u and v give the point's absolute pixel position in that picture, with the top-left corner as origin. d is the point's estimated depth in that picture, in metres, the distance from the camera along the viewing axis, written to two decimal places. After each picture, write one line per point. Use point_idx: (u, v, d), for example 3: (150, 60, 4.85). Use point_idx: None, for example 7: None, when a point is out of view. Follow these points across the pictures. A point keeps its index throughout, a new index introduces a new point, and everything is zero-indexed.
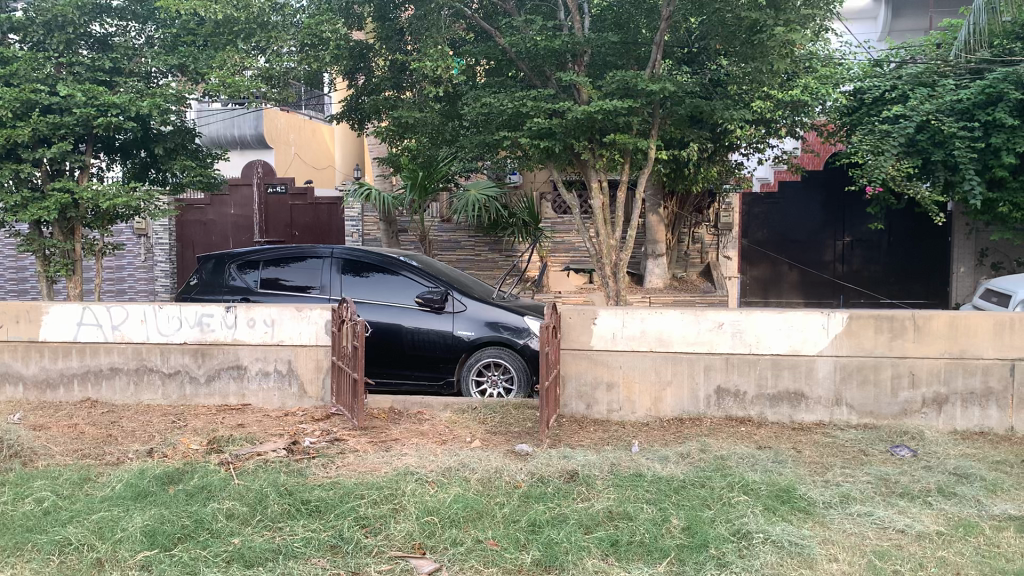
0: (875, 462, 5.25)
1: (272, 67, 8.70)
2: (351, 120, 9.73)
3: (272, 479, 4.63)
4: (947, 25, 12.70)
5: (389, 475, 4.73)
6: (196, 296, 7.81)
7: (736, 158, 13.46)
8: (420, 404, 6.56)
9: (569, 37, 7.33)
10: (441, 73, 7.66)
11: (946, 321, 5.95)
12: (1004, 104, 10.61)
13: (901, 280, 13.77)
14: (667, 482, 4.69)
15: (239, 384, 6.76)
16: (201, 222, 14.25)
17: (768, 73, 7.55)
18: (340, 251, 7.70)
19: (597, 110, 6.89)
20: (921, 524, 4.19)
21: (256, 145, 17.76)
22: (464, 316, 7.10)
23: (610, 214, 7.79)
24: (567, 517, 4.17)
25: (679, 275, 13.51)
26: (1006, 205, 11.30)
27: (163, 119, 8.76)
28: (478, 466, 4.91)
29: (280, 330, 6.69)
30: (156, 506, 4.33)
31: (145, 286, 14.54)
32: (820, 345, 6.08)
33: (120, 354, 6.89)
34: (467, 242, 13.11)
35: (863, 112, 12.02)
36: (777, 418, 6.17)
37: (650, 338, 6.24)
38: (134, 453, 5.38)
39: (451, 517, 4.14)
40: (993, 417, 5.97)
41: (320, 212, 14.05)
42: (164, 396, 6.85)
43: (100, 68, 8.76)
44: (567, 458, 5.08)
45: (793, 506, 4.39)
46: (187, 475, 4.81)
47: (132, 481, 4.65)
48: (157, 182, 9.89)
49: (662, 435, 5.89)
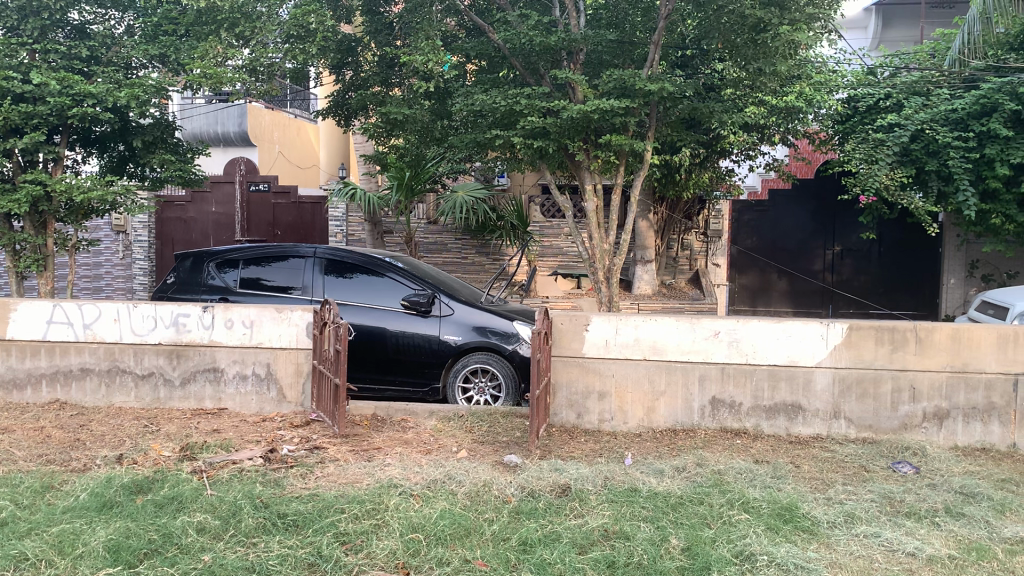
0: (877, 479, 5.06)
1: (257, 58, 8.29)
2: (337, 116, 9.46)
3: (247, 490, 4.38)
4: (940, 34, 12.60)
5: (372, 488, 4.48)
6: (172, 296, 7.54)
7: (726, 164, 13.35)
8: (404, 411, 6.31)
9: (564, 34, 7.10)
10: (431, 67, 7.37)
11: (948, 333, 5.77)
12: (999, 115, 10.52)
13: (891, 291, 13.66)
14: (663, 498, 4.48)
15: (215, 388, 6.48)
16: (182, 220, 13.97)
17: (769, 75, 7.35)
18: (323, 250, 7.45)
19: (594, 109, 6.67)
20: (932, 547, 3.99)
21: (240, 142, 17.46)
22: (451, 321, 6.87)
23: (604, 218, 7.54)
24: (560, 535, 3.95)
25: (667, 282, 13.54)
26: (999, 217, 11.13)
27: (142, 110, 8.46)
28: (465, 478, 4.67)
29: (260, 331, 6.42)
30: (120, 518, 4.06)
31: (123, 283, 14.26)
32: (818, 355, 5.89)
33: (91, 354, 6.60)
34: (454, 244, 12.87)
35: (857, 121, 11.87)
36: (774, 431, 5.97)
37: (644, 346, 6.03)
38: (101, 459, 5.11)
39: (438, 535, 3.90)
40: (995, 433, 5.79)
41: (303, 211, 13.71)
42: (136, 399, 6.57)
43: (77, 56, 8.49)
44: (558, 471, 4.85)
45: (796, 526, 4.19)
46: (156, 484, 4.55)
47: (98, 490, 4.38)
48: (135, 177, 9.60)
49: (656, 447, 5.67)
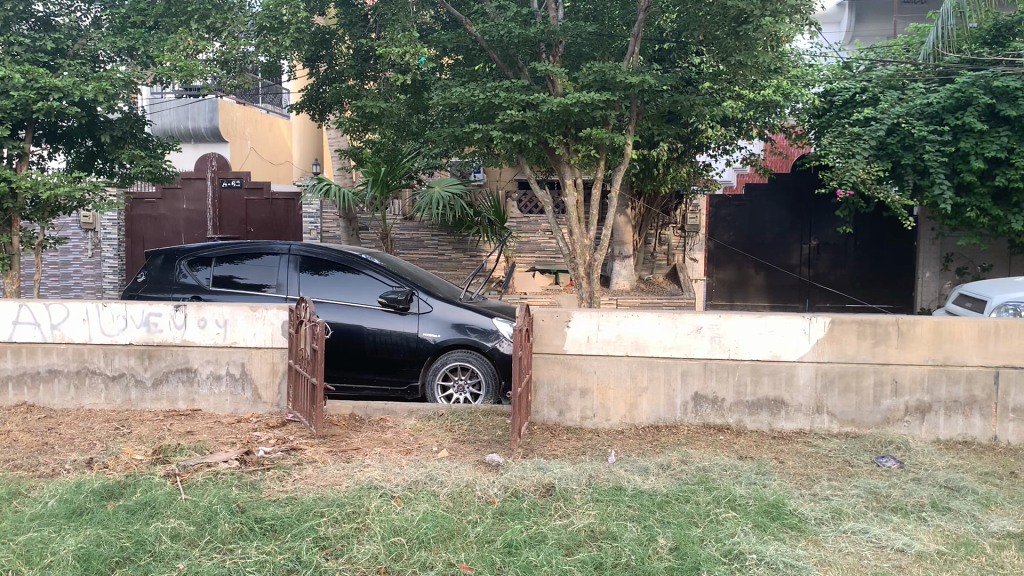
0: (862, 474, 5.03)
1: (228, 51, 8.12)
2: (311, 110, 9.30)
3: (222, 495, 4.25)
4: (915, 29, 12.63)
5: (351, 491, 4.36)
6: (142, 295, 7.36)
7: (703, 158, 13.35)
8: (382, 411, 6.21)
9: (543, 26, 7.02)
10: (408, 59, 7.30)
11: (930, 326, 5.75)
12: (974, 108, 10.68)
13: (867, 285, 13.73)
14: (649, 496, 4.41)
15: (188, 389, 6.33)
16: (152, 217, 13.73)
17: (749, 67, 7.32)
18: (298, 247, 7.31)
19: (574, 102, 6.60)
20: (920, 543, 3.96)
21: (211, 138, 17.21)
22: (430, 318, 6.76)
23: (584, 214, 7.46)
24: (545, 537, 3.86)
25: (645, 277, 13.62)
26: (974, 210, 11.20)
27: (109, 104, 8.24)
28: (447, 479, 4.57)
29: (234, 331, 6.28)
30: (91, 525, 3.91)
31: (92, 282, 14.02)
32: (800, 350, 5.85)
33: (59, 355, 6.43)
34: (430, 240, 12.73)
35: (833, 115, 11.94)
36: (756, 427, 5.93)
37: (626, 342, 5.95)
38: (71, 464, 4.95)
39: (421, 538, 3.80)
40: (977, 427, 5.79)
41: (277, 207, 13.52)
42: (107, 401, 6.40)
43: (42, 48, 8.26)
44: (541, 470, 4.76)
45: (784, 523, 4.13)
46: (128, 489, 4.41)
47: (67, 497, 4.24)
48: (104, 173, 9.36)
49: (639, 443, 5.60)
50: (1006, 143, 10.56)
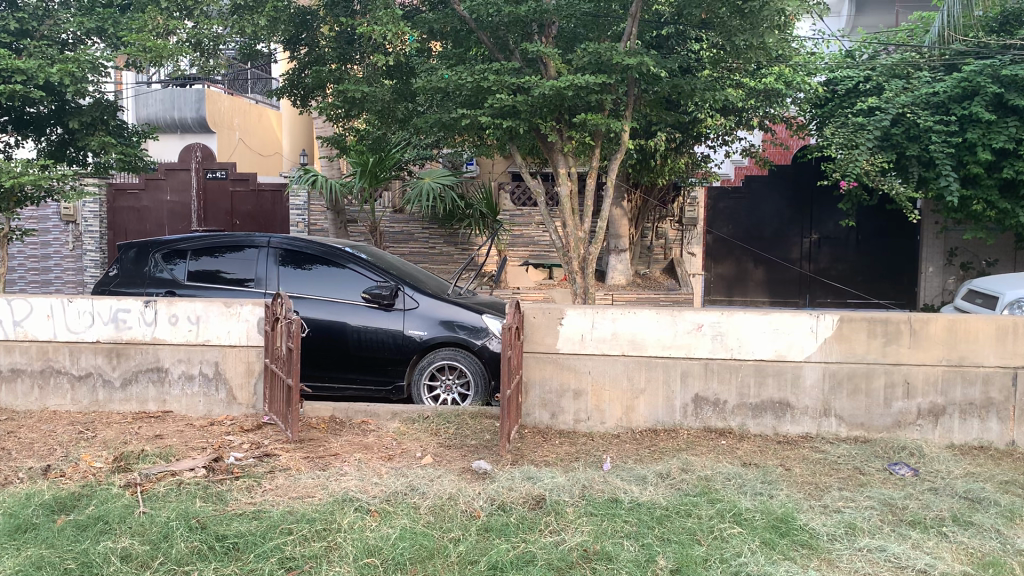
0: (875, 483, 4.69)
1: (200, 31, 7.74)
2: (294, 95, 8.93)
3: (182, 508, 3.89)
4: (919, 16, 12.29)
5: (323, 504, 4.02)
6: (115, 289, 7.01)
7: (701, 149, 12.99)
8: (364, 413, 5.86)
9: (535, 4, 6.66)
10: (391, 38, 7.02)
11: (944, 325, 5.40)
12: (982, 97, 10.32)
13: (869, 281, 13.46)
14: (648, 510, 4.07)
15: (159, 389, 5.97)
16: (135, 209, 13.35)
17: (754, 48, 6.98)
18: (279, 239, 6.96)
19: (567, 85, 6.24)
20: (944, 563, 3.62)
21: (197, 129, 16.83)
22: (416, 314, 6.41)
23: (579, 205, 7.09)
24: (533, 557, 3.52)
25: (641, 271, 12.86)
26: (980, 203, 10.86)
27: (78, 88, 7.89)
28: (428, 490, 4.22)
29: (206, 328, 5.90)
30: (34, 545, 3.56)
31: (73, 276, 13.67)
32: (807, 350, 5.51)
33: (23, 354, 6.07)
34: (422, 233, 12.37)
35: (835, 104, 11.62)
36: (760, 430, 5.60)
37: (622, 341, 5.60)
38: (24, 473, 4.59)
39: (397, 559, 3.46)
40: (993, 431, 5.46)
41: (264, 199, 13.11)
42: (73, 402, 6.05)
43: (5, 29, 7.88)
44: (531, 480, 4.41)
45: (794, 540, 3.80)
46: (82, 501, 4.06)
47: (13, 511, 3.88)
48: (76, 162, 8.98)
49: (636, 449, 5.26)
50: (1014, 133, 10.21)
